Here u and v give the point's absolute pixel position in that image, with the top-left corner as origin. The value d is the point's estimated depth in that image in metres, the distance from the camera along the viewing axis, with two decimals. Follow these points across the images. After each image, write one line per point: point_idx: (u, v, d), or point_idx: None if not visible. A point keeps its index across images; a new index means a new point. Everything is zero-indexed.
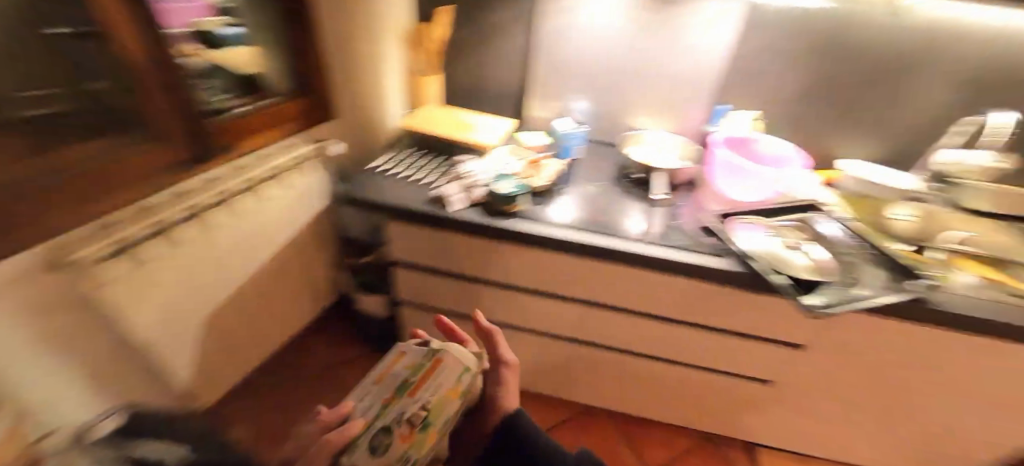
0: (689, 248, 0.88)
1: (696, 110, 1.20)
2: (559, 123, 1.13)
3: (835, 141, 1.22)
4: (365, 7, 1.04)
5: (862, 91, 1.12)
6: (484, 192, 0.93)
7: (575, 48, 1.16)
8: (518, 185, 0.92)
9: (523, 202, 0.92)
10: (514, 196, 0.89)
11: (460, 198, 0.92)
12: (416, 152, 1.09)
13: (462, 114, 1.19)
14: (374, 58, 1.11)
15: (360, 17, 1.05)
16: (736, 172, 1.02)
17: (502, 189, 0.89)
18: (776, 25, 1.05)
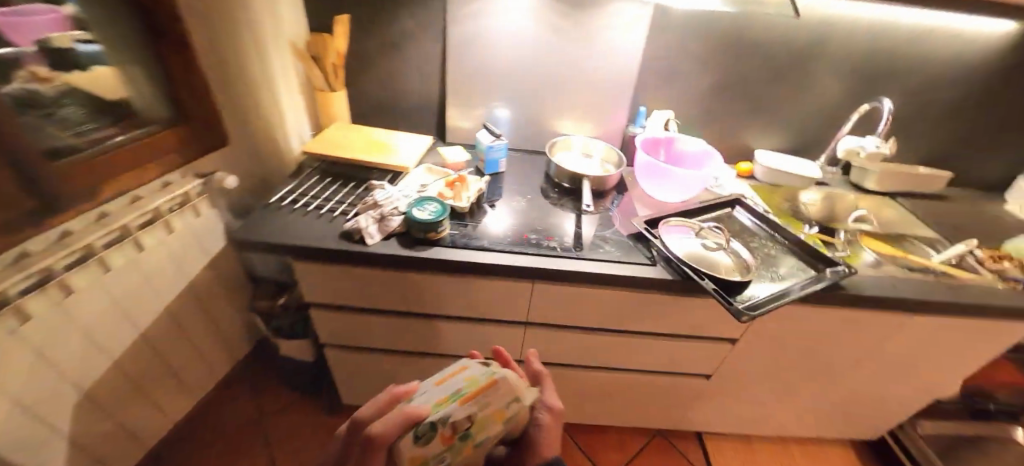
0: (620, 260, 0.85)
1: (619, 114, 1.21)
2: (479, 135, 1.06)
3: (745, 135, 1.28)
4: (250, 19, 0.90)
5: (765, 87, 1.18)
6: (400, 220, 0.84)
7: (494, 57, 1.11)
8: (439, 209, 0.85)
9: (446, 228, 0.85)
10: (436, 222, 0.81)
11: (376, 229, 0.82)
12: (324, 178, 0.97)
13: (377, 134, 1.09)
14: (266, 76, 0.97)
15: (243, 31, 0.91)
16: (655, 172, 1.04)
17: (421, 216, 0.81)
18: (687, 28, 1.06)
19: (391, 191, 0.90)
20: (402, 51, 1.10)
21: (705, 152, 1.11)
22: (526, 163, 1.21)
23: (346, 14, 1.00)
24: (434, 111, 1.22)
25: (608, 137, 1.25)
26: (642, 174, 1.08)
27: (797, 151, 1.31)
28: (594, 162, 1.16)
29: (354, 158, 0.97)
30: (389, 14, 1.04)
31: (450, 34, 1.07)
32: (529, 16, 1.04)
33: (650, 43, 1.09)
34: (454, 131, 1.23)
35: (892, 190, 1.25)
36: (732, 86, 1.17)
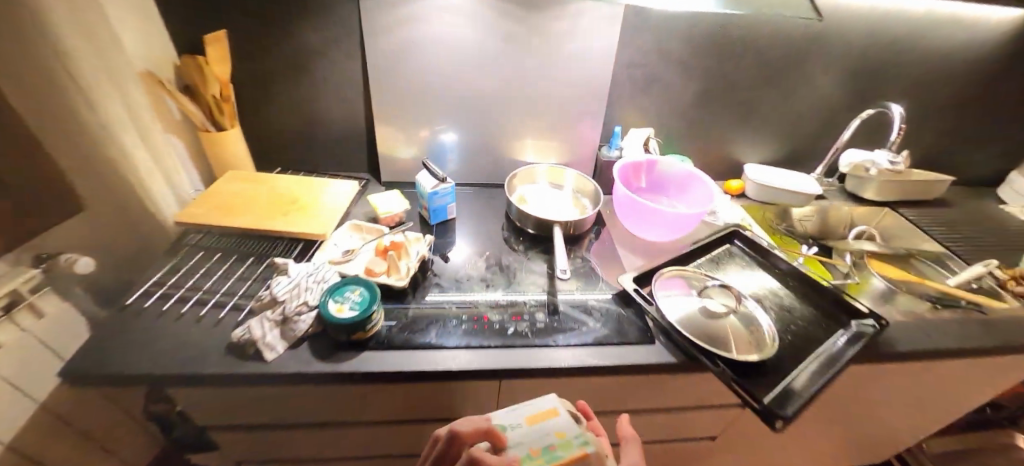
0: (610, 340, 0.66)
1: (591, 133, 1.01)
2: (418, 177, 0.84)
3: (732, 147, 1.12)
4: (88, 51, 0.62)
5: (757, 94, 1.02)
6: (310, 319, 0.61)
7: (435, 75, 0.88)
8: (364, 297, 0.63)
9: (377, 321, 0.63)
10: (363, 321, 0.60)
11: (277, 337, 0.60)
12: (212, 255, 0.72)
13: (289, 184, 0.84)
14: (130, 126, 0.70)
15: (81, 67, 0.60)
16: (634, 208, 0.87)
17: (342, 315, 0.59)
18: (670, 29, 0.88)
19: (299, 272, 0.66)
20: (314, 72, 0.85)
21: (689, 173, 0.95)
22: (485, 203, 1.01)
23: (224, 30, 0.75)
24: (365, 144, 0.98)
25: (578, 161, 1.06)
26: (630, 219, 0.90)
27: (787, 162, 1.17)
28: (564, 195, 0.99)
29: (252, 226, 0.72)
30: (290, 26, 0.79)
31: (375, 49, 0.83)
32: (475, 22, 0.82)
33: (627, 49, 0.90)
34: (393, 168, 1.00)
35: (890, 200, 1.13)
36: (720, 94, 1.00)
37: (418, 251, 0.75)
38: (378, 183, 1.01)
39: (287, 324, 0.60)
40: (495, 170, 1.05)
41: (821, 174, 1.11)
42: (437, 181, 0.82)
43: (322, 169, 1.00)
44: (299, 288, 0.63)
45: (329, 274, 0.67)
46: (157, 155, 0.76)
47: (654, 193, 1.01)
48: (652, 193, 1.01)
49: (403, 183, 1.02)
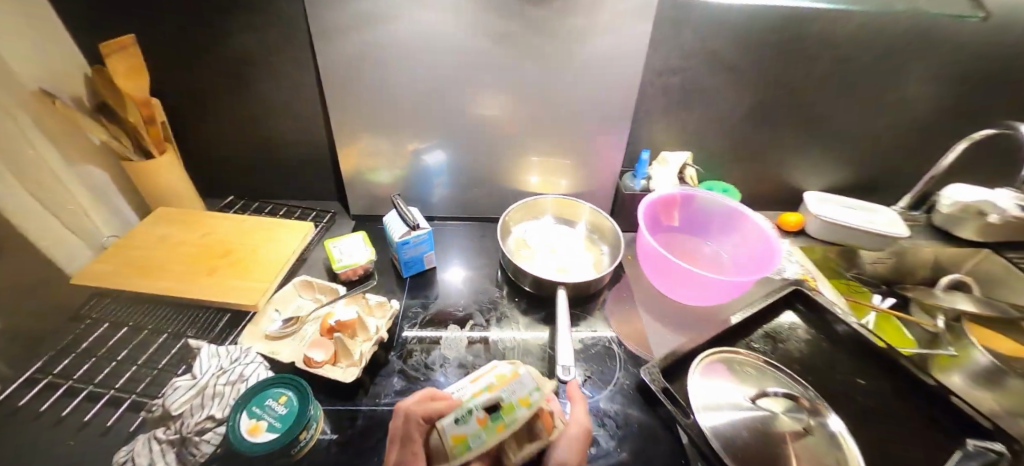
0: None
1: (611, 158, 0.81)
2: (387, 219, 0.67)
3: (788, 172, 0.90)
4: None
5: (828, 106, 0.79)
6: (218, 439, 0.45)
7: (411, 87, 0.69)
8: (294, 407, 0.46)
9: (312, 433, 0.46)
10: (293, 441, 0.43)
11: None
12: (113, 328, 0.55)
13: (227, 228, 0.66)
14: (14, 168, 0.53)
15: None
16: (659, 261, 0.69)
17: (262, 435, 0.43)
18: (723, 24, 0.65)
19: (207, 367, 0.49)
20: (261, 84, 0.68)
21: (739, 211, 0.75)
22: (476, 244, 0.83)
23: (132, 36, 0.58)
24: (331, 169, 0.81)
25: (594, 190, 0.86)
26: (668, 275, 0.69)
27: (854, 189, 0.94)
28: (574, 235, 0.79)
29: (164, 291, 0.55)
30: (222, 26, 0.61)
31: (333, 56, 0.64)
32: (462, 23, 0.62)
33: (662, 50, 0.68)
34: (365, 197, 0.83)
35: (994, 241, 0.89)
36: (779, 107, 0.78)
37: (375, 328, 0.57)
38: (347, 215, 0.84)
39: (184, 450, 0.43)
40: (489, 200, 0.87)
41: (905, 208, 0.92)
42: (407, 227, 0.64)
43: (284, 198, 0.84)
44: (204, 394, 0.46)
45: (247, 369, 0.49)
46: (58, 196, 0.59)
47: (688, 233, 0.82)
48: (685, 233, 0.81)
49: (378, 216, 0.85)
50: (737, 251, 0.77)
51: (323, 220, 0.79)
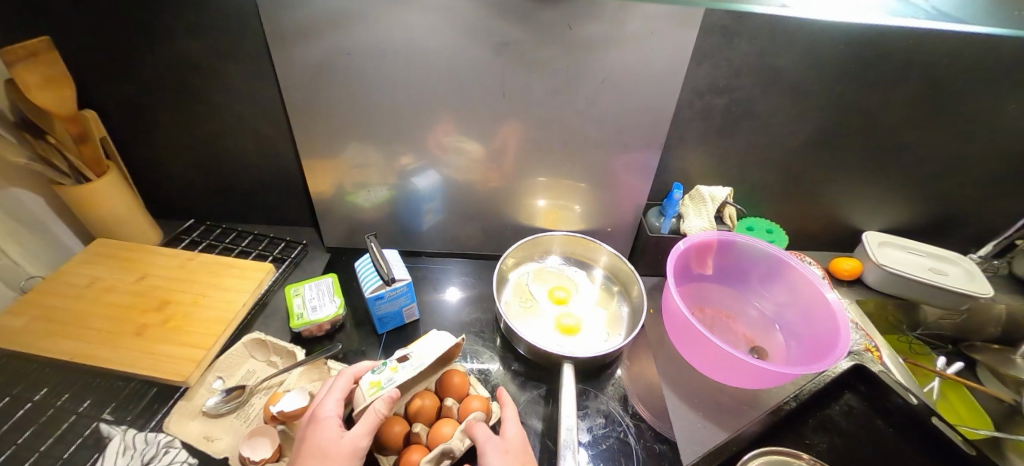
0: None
1: (633, 191, 0.68)
2: (359, 266, 0.55)
3: (843, 210, 0.76)
4: None
5: (907, 138, 0.64)
6: None
7: (398, 107, 0.57)
8: None
9: None
10: None
11: None
12: (13, 401, 0.45)
13: (168, 270, 0.56)
14: None
15: None
16: (685, 325, 0.57)
17: None
18: (789, 35, 0.52)
19: None
20: (218, 96, 0.56)
21: (790, 266, 0.63)
22: (468, 284, 0.72)
23: (47, 39, 0.47)
24: (305, 194, 0.70)
25: (611, 226, 0.73)
26: (698, 344, 0.56)
27: (919, 231, 0.79)
28: (583, 282, 0.67)
29: (74, 358, 0.45)
30: (166, 27, 0.49)
31: (302, 67, 0.52)
32: (459, 32, 0.50)
33: (708, 66, 0.55)
34: (342, 227, 0.72)
35: None
36: (844, 137, 0.64)
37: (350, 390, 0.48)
38: (322, 247, 0.74)
39: None
40: (486, 233, 0.75)
41: (985, 255, 0.79)
42: (381, 279, 0.52)
43: (255, 222, 0.74)
44: None
45: None
46: None
47: (722, 283, 0.70)
48: (719, 283, 0.69)
49: (358, 248, 0.75)
50: (782, 311, 0.65)
51: (291, 254, 0.68)
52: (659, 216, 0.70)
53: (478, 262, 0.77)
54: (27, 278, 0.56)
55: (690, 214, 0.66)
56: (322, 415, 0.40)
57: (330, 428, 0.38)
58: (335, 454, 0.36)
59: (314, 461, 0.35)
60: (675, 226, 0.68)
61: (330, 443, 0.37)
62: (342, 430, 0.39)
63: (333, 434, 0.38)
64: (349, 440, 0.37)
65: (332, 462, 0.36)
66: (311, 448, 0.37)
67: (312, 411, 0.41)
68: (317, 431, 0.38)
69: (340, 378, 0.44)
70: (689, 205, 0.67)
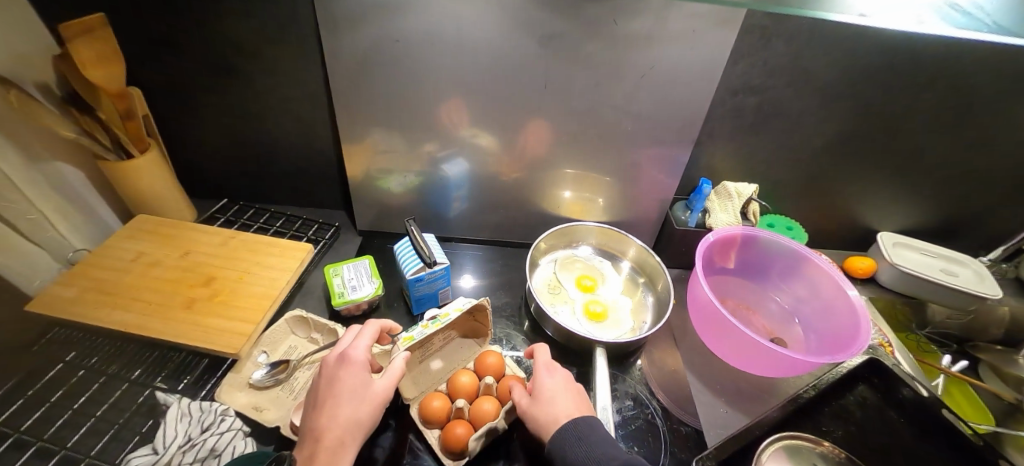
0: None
1: (661, 185, 0.69)
2: (399, 249, 0.57)
3: (858, 211, 0.78)
4: None
5: (930, 142, 0.66)
6: None
7: (440, 95, 0.58)
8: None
9: None
10: None
11: None
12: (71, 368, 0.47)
13: (211, 247, 0.57)
14: None
15: None
16: (711, 313, 0.60)
17: None
18: (824, 38, 0.54)
19: (171, 438, 0.40)
20: (262, 78, 0.57)
21: (813, 263, 0.65)
22: (495, 272, 0.74)
23: (101, 14, 0.48)
24: (337, 178, 0.71)
25: (635, 219, 0.75)
26: (723, 331, 0.59)
27: (931, 234, 0.82)
28: (611, 272, 0.69)
29: (128, 328, 0.46)
30: (218, 8, 0.50)
31: (348, 53, 0.53)
32: (504, 25, 0.51)
33: (743, 65, 0.57)
34: (373, 211, 0.73)
35: None
36: (869, 139, 0.66)
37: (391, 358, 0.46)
38: (353, 230, 0.75)
39: None
40: (513, 222, 0.77)
41: (994, 259, 0.81)
42: (422, 262, 0.54)
43: (286, 204, 0.75)
44: None
45: (220, 442, 0.40)
46: (14, 203, 0.49)
47: (744, 277, 0.72)
48: (740, 277, 0.72)
49: (387, 232, 0.76)
50: (802, 305, 0.67)
51: (325, 236, 0.69)
52: (686, 209, 0.72)
53: (503, 250, 0.79)
54: (73, 251, 0.58)
55: (716, 209, 0.68)
56: (353, 357, 0.41)
57: (360, 373, 0.40)
58: (367, 399, 0.39)
59: (348, 403, 0.39)
60: (701, 220, 0.70)
61: (362, 389, 0.40)
62: (370, 376, 0.41)
63: (363, 379, 0.40)
64: (380, 388, 0.40)
65: (364, 406, 0.39)
66: (343, 390, 0.39)
67: (342, 351, 0.42)
68: (348, 374, 0.40)
69: (369, 326, 0.45)
70: (716, 200, 0.69)
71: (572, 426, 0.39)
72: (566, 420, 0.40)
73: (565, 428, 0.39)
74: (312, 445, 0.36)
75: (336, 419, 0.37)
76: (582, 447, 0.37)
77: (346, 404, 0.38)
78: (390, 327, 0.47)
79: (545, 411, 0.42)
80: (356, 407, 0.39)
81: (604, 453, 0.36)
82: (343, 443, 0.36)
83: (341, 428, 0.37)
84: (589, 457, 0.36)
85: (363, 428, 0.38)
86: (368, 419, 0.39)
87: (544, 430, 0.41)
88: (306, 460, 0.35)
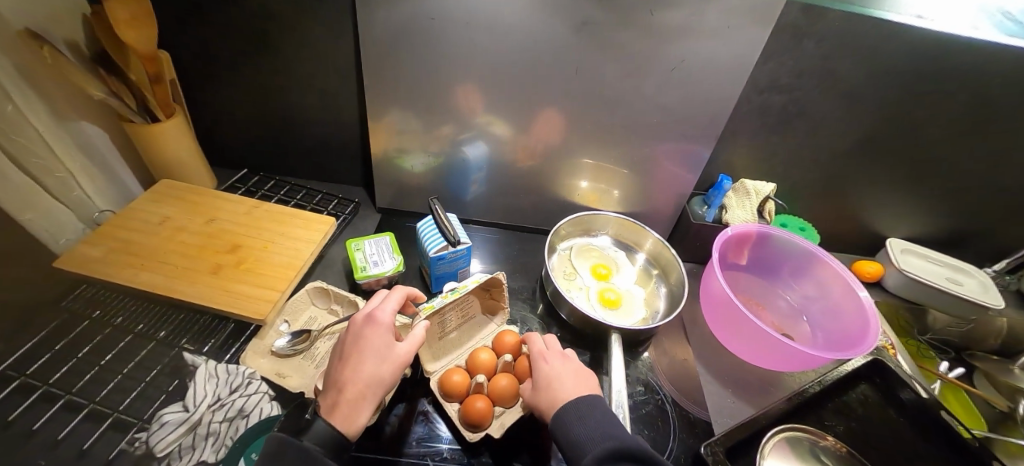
0: (604, 454, 0.34)
1: (680, 180, 0.70)
2: (422, 227, 0.58)
3: (870, 216, 0.79)
4: None
5: (949, 153, 0.67)
6: None
7: (469, 76, 0.58)
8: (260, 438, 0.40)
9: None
10: None
11: None
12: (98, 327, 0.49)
13: (234, 215, 0.58)
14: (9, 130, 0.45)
15: None
16: (724, 304, 0.61)
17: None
18: (855, 41, 0.54)
19: (201, 397, 0.41)
20: (291, 50, 0.57)
21: (824, 263, 0.66)
22: (510, 256, 0.74)
23: None
24: (359, 154, 0.71)
25: (651, 213, 0.76)
26: (735, 321, 0.60)
27: (939, 243, 0.83)
28: (626, 263, 0.70)
29: (155, 289, 0.47)
30: None
31: (381, 28, 0.53)
32: (539, 9, 0.51)
33: (771, 64, 0.58)
34: (392, 189, 0.74)
35: None
36: (888, 146, 0.67)
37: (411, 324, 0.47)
38: (372, 207, 0.76)
39: None
40: (530, 208, 0.77)
41: (998, 271, 0.82)
42: (445, 241, 0.55)
43: (307, 178, 0.76)
44: (196, 432, 0.39)
45: (248, 404, 0.41)
46: (43, 161, 0.49)
47: (756, 275, 0.74)
48: (753, 274, 0.73)
49: (406, 211, 0.77)
50: (812, 305, 0.69)
51: (344, 212, 0.70)
52: (703, 205, 0.73)
53: (518, 235, 0.80)
54: (98, 212, 0.58)
55: (734, 206, 0.69)
56: (379, 319, 0.40)
57: (387, 335, 0.40)
58: (391, 359, 0.38)
59: (371, 362, 0.38)
60: (718, 216, 0.71)
61: (386, 349, 0.39)
62: (395, 339, 0.40)
63: (388, 341, 0.39)
64: (403, 351, 0.39)
65: (387, 366, 0.38)
66: (368, 347, 0.38)
67: (369, 312, 0.41)
68: (374, 334, 0.39)
69: (396, 291, 0.44)
70: (734, 198, 0.70)
71: (572, 405, 0.40)
72: (566, 400, 0.41)
73: (566, 408, 0.40)
74: (335, 395, 0.36)
75: (360, 374, 0.37)
76: (581, 423, 0.38)
77: (370, 361, 0.37)
78: (416, 294, 0.47)
79: (547, 395, 0.43)
80: (378, 365, 0.38)
81: (605, 431, 0.37)
82: (364, 397, 0.36)
83: (363, 383, 0.36)
84: (591, 435, 0.37)
85: (384, 386, 0.37)
86: (390, 378, 0.38)
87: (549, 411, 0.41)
88: (329, 408, 0.35)
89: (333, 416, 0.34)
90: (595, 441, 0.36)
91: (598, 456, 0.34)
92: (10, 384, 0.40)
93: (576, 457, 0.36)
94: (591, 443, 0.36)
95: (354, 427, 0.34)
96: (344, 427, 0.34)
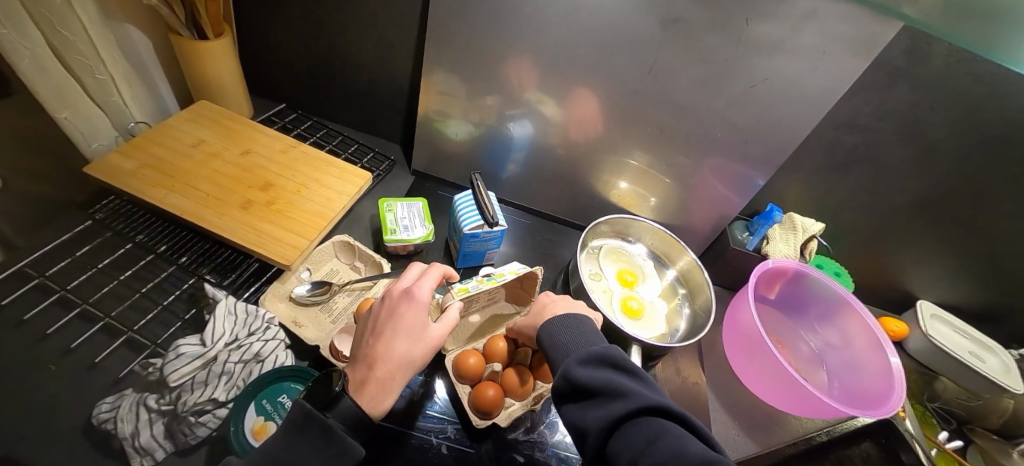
0: (586, 357, 0.35)
1: (727, 201, 0.67)
2: (459, 200, 0.56)
3: (907, 275, 0.77)
4: None
5: (1014, 230, 0.63)
6: (202, 428, 0.36)
7: (536, 53, 0.55)
8: (275, 385, 0.40)
9: (251, 410, 0.37)
10: (245, 432, 0.36)
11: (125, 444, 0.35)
12: (121, 239, 0.48)
13: (270, 152, 0.56)
14: (54, 23, 0.42)
15: None
16: (750, 333, 0.60)
17: (246, 412, 0.37)
18: (951, 93, 0.51)
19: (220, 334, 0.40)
20: None
21: (854, 313, 0.64)
22: (536, 244, 0.72)
23: None
24: (404, 113, 0.69)
25: (687, 228, 0.74)
26: (756, 354, 0.59)
27: (971, 318, 0.80)
28: (653, 275, 0.68)
29: (180, 213, 0.45)
30: None
31: None
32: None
33: (855, 101, 0.54)
34: (429, 154, 0.71)
35: None
36: (950, 210, 0.64)
37: (442, 302, 0.46)
38: (407, 168, 0.74)
39: (115, 420, 0.35)
40: (565, 198, 0.74)
41: None
42: (482, 220, 0.53)
43: (346, 127, 0.73)
44: (211, 369, 0.38)
45: (264, 349, 0.41)
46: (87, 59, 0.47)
47: (780, 311, 0.72)
48: (777, 310, 0.72)
49: (439, 178, 0.74)
50: (832, 352, 0.67)
51: (379, 168, 0.69)
52: (745, 231, 0.71)
53: (547, 224, 0.77)
54: (133, 122, 0.56)
55: (777, 239, 0.66)
56: (416, 297, 0.39)
57: (422, 314, 0.38)
58: (422, 340, 0.37)
59: (404, 341, 0.36)
60: (758, 246, 0.69)
61: (420, 330, 0.37)
62: (428, 319, 0.39)
63: (422, 321, 0.38)
64: (436, 333, 0.38)
65: (419, 347, 0.37)
66: (402, 325, 0.37)
67: (406, 287, 0.39)
68: (409, 311, 0.38)
69: (434, 269, 0.42)
70: (779, 230, 0.68)
71: (558, 320, 0.41)
72: (552, 316, 0.42)
73: (552, 324, 0.40)
74: (365, 372, 0.34)
75: (391, 352, 0.35)
76: (566, 332, 0.39)
77: (402, 340, 0.36)
78: (451, 275, 0.45)
79: (536, 315, 0.45)
80: (411, 346, 0.36)
81: (590, 339, 0.38)
82: (393, 378, 0.35)
83: (394, 364, 0.35)
84: (575, 342, 0.38)
85: (414, 368, 0.36)
86: (421, 360, 0.36)
87: (538, 323, 0.44)
88: (357, 385, 0.33)
89: (361, 395, 0.33)
90: (580, 345, 0.37)
91: (581, 357, 0.35)
92: (29, 284, 0.41)
93: (558, 357, 0.38)
94: (576, 347, 0.37)
95: (380, 409, 0.33)
96: (371, 407, 0.33)
